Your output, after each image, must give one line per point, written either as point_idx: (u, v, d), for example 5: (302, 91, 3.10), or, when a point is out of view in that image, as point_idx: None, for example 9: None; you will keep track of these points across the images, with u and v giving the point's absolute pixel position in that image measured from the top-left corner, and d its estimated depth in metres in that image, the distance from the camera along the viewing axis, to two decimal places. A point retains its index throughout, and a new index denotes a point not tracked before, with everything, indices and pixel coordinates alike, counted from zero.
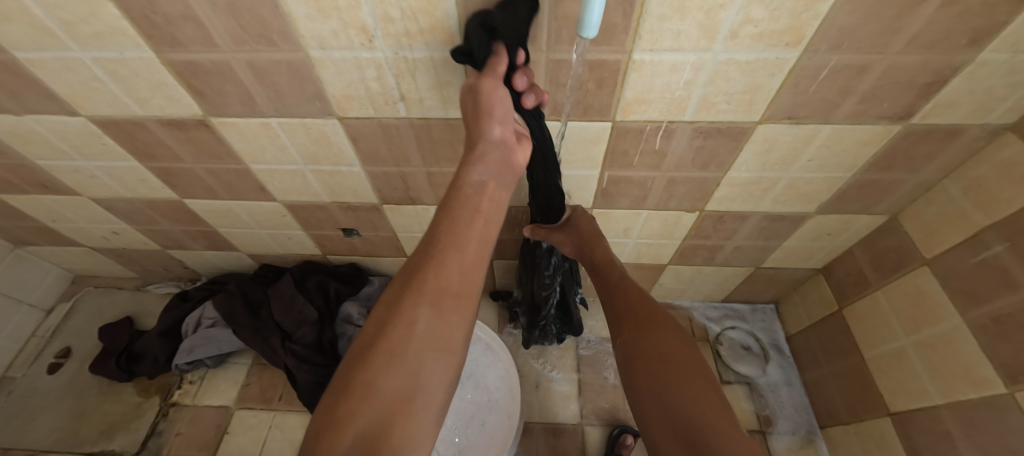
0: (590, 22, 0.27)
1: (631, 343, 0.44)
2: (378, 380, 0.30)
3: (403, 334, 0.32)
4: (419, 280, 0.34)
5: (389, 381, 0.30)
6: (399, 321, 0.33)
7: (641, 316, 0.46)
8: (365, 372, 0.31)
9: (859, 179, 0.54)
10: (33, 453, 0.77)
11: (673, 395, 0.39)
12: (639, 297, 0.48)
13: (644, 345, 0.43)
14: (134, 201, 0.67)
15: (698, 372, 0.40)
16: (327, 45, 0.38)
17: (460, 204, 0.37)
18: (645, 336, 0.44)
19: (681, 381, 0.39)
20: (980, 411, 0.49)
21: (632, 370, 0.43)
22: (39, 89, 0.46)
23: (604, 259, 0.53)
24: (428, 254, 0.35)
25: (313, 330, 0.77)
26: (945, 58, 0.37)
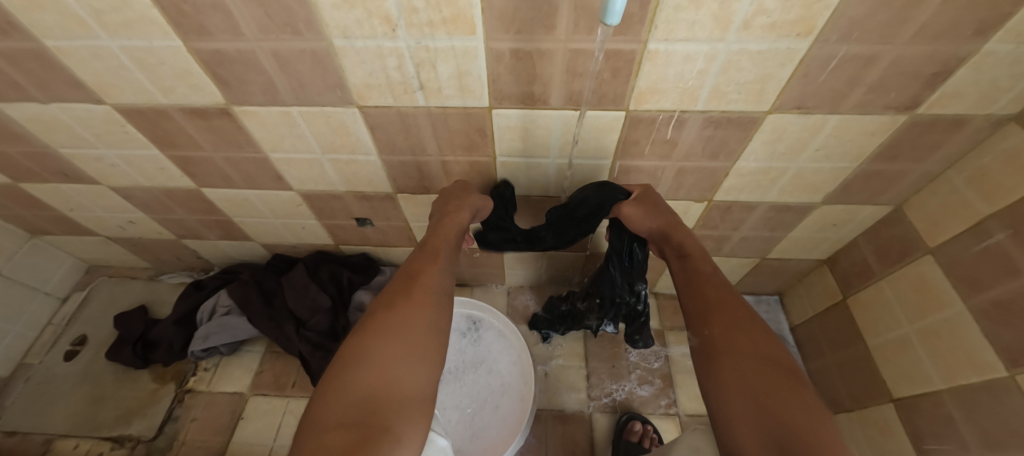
0: (613, 10, 0.30)
1: (719, 337, 0.39)
2: (380, 354, 0.36)
3: (400, 321, 0.39)
4: (416, 282, 0.43)
5: (389, 353, 0.36)
6: (399, 312, 0.40)
7: (733, 310, 0.41)
8: (367, 349, 0.37)
9: (865, 169, 0.55)
10: (53, 436, 0.78)
11: (767, 396, 0.33)
12: (723, 288, 0.44)
13: (731, 340, 0.39)
14: (152, 190, 0.69)
15: (790, 372, 0.35)
16: (350, 34, 0.39)
17: (444, 232, 0.49)
18: (730, 331, 0.39)
19: (773, 381, 0.34)
20: (981, 394, 0.50)
21: (713, 370, 0.38)
22: (66, 77, 0.48)
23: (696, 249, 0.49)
24: (418, 266, 0.45)
25: (327, 317, 0.80)
26: (951, 48, 0.38)
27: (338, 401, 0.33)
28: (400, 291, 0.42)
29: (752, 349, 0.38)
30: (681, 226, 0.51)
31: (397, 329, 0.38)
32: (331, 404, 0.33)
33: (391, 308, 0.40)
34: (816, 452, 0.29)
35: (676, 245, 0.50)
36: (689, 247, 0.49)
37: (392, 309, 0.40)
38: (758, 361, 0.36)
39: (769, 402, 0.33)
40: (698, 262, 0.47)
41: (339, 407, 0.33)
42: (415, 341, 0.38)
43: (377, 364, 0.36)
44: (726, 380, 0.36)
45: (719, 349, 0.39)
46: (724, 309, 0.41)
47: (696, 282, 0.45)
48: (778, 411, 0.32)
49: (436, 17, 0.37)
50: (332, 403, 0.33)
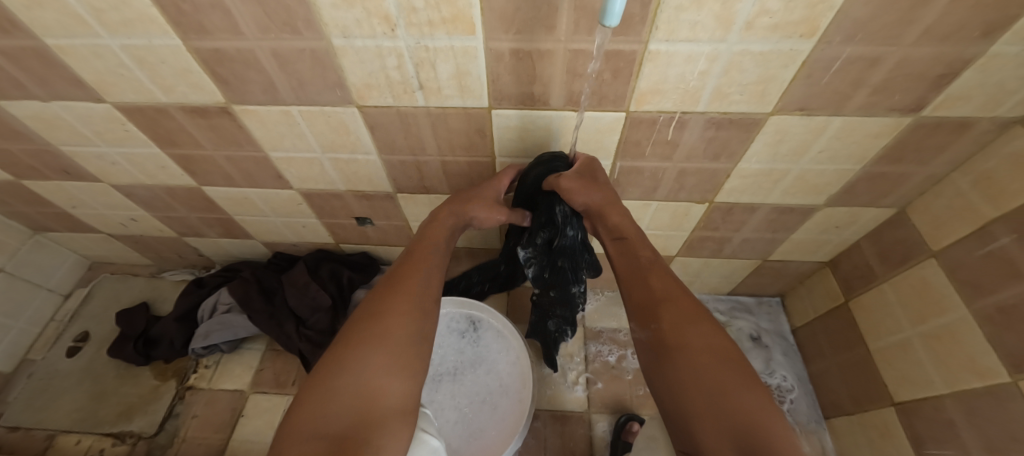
0: (612, 12, 0.29)
1: (669, 332, 0.39)
2: (366, 361, 0.34)
3: (389, 323, 0.37)
4: (405, 282, 0.42)
5: (373, 362, 0.34)
6: (385, 315, 0.38)
7: (683, 303, 0.41)
8: (349, 354, 0.35)
9: (868, 172, 0.54)
10: (55, 432, 0.79)
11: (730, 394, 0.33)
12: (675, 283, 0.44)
13: (688, 334, 0.38)
14: (153, 188, 0.69)
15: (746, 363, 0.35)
16: (349, 33, 0.39)
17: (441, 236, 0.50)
18: (685, 324, 0.39)
19: (732, 379, 0.34)
20: (984, 399, 0.50)
21: (666, 365, 0.37)
22: (67, 76, 0.48)
23: (635, 233, 0.48)
24: (410, 266, 0.45)
25: (327, 317, 0.80)
26: (957, 50, 0.38)
27: (314, 412, 0.31)
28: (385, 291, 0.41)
29: (706, 344, 0.37)
30: (617, 202, 0.50)
31: (385, 334, 0.36)
32: (306, 414, 0.31)
33: (380, 309, 0.39)
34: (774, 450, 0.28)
35: (613, 230, 0.49)
36: (625, 229, 0.49)
37: (379, 312, 0.38)
38: (714, 357, 0.36)
39: (728, 400, 0.33)
40: (636, 246, 0.47)
41: (315, 419, 0.30)
42: (405, 346, 0.36)
43: (361, 373, 0.33)
44: (681, 372, 0.36)
45: (673, 345, 0.38)
46: (675, 301, 0.41)
47: (641, 274, 0.45)
48: (736, 407, 0.32)
49: (435, 17, 0.37)
50: (309, 412, 0.31)
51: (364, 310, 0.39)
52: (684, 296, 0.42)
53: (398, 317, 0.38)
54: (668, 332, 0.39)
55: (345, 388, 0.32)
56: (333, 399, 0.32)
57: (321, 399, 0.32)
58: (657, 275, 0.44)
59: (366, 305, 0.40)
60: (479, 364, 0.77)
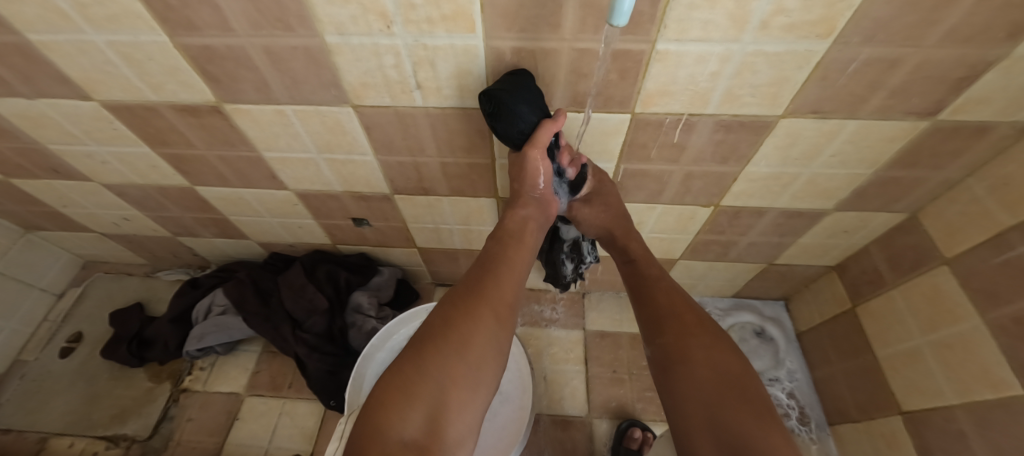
0: (622, 10, 0.28)
1: (674, 348, 0.41)
2: (446, 366, 0.36)
3: (469, 337, 0.38)
4: (478, 293, 0.41)
5: (455, 365, 0.36)
6: (459, 328, 0.38)
7: (685, 317, 0.44)
8: (435, 356, 0.36)
9: (881, 176, 0.53)
10: (48, 435, 0.78)
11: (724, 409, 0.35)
12: (680, 298, 0.47)
13: (690, 350, 0.41)
14: (146, 188, 0.67)
15: (739, 381, 0.37)
16: (345, 30, 0.38)
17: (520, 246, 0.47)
18: (687, 338, 0.42)
19: (737, 394, 0.36)
20: (996, 412, 0.49)
21: (673, 378, 0.40)
22: (52, 73, 0.46)
23: (641, 254, 0.54)
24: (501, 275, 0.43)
25: (324, 319, 0.78)
26: (980, 52, 0.36)
27: (400, 415, 0.33)
28: (457, 303, 0.40)
29: (713, 357, 0.40)
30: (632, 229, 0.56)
31: (464, 347, 0.37)
32: (396, 412, 0.33)
33: (455, 320, 0.39)
34: None
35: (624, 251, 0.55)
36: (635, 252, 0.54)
37: (456, 321, 0.39)
38: (715, 372, 0.38)
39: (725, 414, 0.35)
40: (644, 267, 0.52)
41: (414, 416, 0.33)
42: (481, 360, 0.37)
43: (450, 380, 0.35)
44: (683, 385, 0.39)
45: (681, 358, 0.41)
46: (680, 316, 0.44)
47: (647, 290, 0.49)
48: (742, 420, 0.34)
49: (435, 14, 0.35)
50: (396, 413, 0.33)
51: (455, 313, 0.39)
52: (690, 310, 0.45)
53: (474, 332, 0.38)
54: (673, 348, 0.42)
55: (431, 390, 0.34)
56: (424, 401, 0.34)
57: (408, 396, 0.34)
58: (663, 293, 0.47)
59: (439, 317, 0.40)
60: None
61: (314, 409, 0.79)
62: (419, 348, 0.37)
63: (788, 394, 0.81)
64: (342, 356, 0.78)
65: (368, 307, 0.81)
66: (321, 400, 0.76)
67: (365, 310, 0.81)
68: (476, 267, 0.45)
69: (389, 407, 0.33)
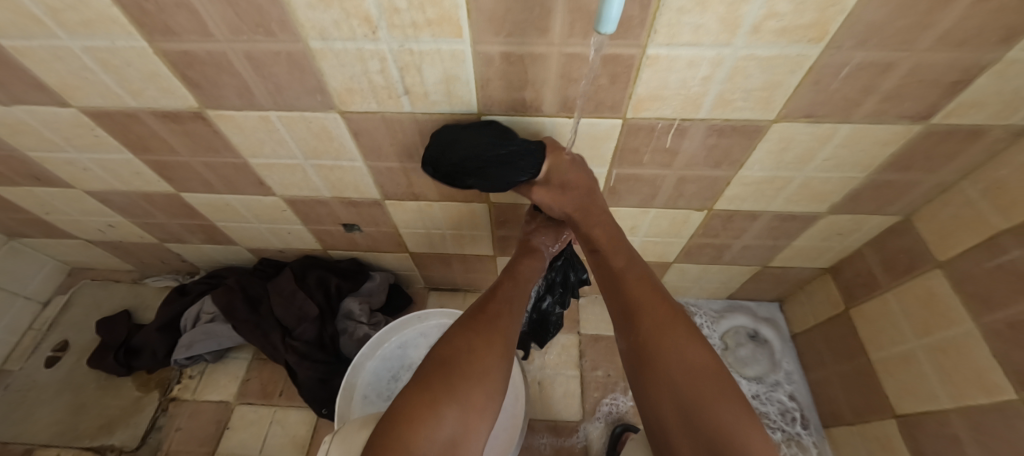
0: (609, 18, 0.27)
1: (651, 341, 0.43)
2: (458, 391, 0.39)
3: (475, 358, 0.42)
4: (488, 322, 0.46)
5: (471, 394, 0.40)
6: (476, 354, 0.43)
7: (663, 310, 0.44)
8: (452, 384, 0.40)
9: (875, 180, 0.52)
10: (33, 446, 0.76)
11: (702, 403, 0.38)
12: (656, 289, 0.47)
13: (668, 344, 0.42)
14: (130, 194, 0.66)
15: (713, 371, 0.40)
16: (327, 35, 0.36)
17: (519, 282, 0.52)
18: (666, 333, 0.43)
19: (711, 387, 0.39)
20: (990, 417, 0.48)
21: (650, 370, 0.42)
22: (27, 79, 0.44)
23: (614, 239, 0.50)
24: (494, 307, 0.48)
25: (314, 327, 0.77)
26: (975, 56, 0.35)
27: (427, 436, 0.36)
28: (471, 329, 0.45)
29: (687, 352, 0.41)
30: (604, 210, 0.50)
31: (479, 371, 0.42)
32: (422, 432, 0.36)
33: (472, 349, 0.43)
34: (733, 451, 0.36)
35: (592, 237, 0.50)
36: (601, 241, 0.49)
37: (474, 351, 0.43)
38: (693, 366, 0.41)
39: (701, 407, 0.38)
40: (612, 257, 0.49)
41: (433, 435, 0.37)
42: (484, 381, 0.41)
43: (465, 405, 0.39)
44: (660, 378, 0.41)
45: (657, 354, 0.42)
46: (655, 309, 0.44)
47: (625, 280, 0.48)
48: (712, 417, 0.37)
49: (420, 19, 0.34)
50: (424, 433, 0.36)
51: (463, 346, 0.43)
52: (666, 303, 0.45)
53: (490, 362, 0.43)
54: (651, 342, 0.43)
55: (448, 415, 0.38)
56: (445, 424, 0.37)
57: (433, 413, 0.37)
58: (641, 284, 0.47)
59: (462, 344, 0.43)
60: None
61: (306, 417, 0.78)
62: (442, 373, 0.40)
63: (788, 396, 0.81)
64: (333, 363, 0.77)
65: (359, 313, 0.80)
66: (313, 409, 0.76)
67: (356, 316, 0.80)
68: (487, 299, 0.50)
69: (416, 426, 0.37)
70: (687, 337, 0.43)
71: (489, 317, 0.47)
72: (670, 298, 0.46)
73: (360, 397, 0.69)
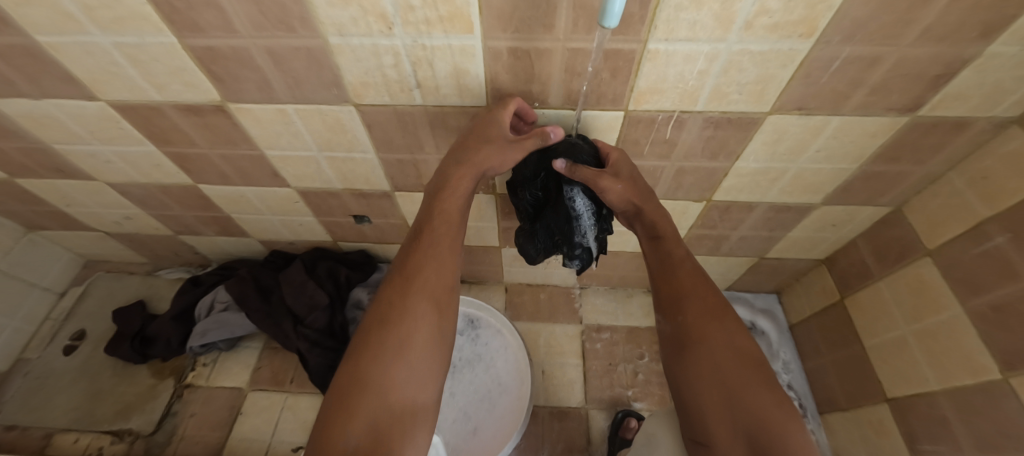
0: (612, 12, 0.29)
1: (693, 327, 0.44)
2: (389, 367, 0.38)
3: (405, 328, 0.41)
4: (406, 282, 0.44)
5: (396, 366, 0.38)
6: (394, 321, 0.41)
7: (707, 300, 0.45)
8: (381, 356, 0.39)
9: (866, 171, 0.55)
10: (52, 431, 0.78)
11: (741, 392, 0.39)
12: (698, 276, 0.47)
13: (711, 333, 0.43)
14: (148, 187, 0.68)
15: (755, 360, 0.41)
16: (346, 32, 0.39)
17: (444, 221, 0.47)
18: (710, 322, 0.44)
19: (750, 377, 0.40)
20: (976, 397, 0.50)
21: (690, 355, 0.43)
22: (59, 74, 0.47)
23: (671, 232, 0.50)
24: (423, 263, 0.45)
25: (325, 315, 0.79)
26: (955, 50, 0.38)
27: (352, 414, 0.35)
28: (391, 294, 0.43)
29: (731, 342, 0.42)
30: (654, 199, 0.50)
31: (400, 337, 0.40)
32: (349, 414, 0.35)
33: (394, 315, 0.41)
34: (778, 441, 0.35)
35: (649, 227, 0.50)
36: (662, 229, 0.50)
37: (392, 315, 0.41)
38: (735, 354, 0.41)
39: (742, 396, 0.39)
40: (671, 245, 0.49)
41: (360, 417, 0.35)
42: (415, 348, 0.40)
43: (392, 378, 0.38)
44: (700, 364, 0.42)
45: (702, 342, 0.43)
46: (700, 298, 0.45)
47: (669, 266, 0.48)
48: (749, 404, 0.38)
49: (433, 15, 0.36)
50: (352, 415, 0.35)
51: (394, 315, 0.42)
52: (709, 293, 0.46)
53: (413, 320, 0.41)
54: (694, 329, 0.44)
55: (369, 393, 0.37)
56: (370, 400, 0.36)
57: (355, 397, 0.36)
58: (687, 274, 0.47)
59: (388, 303, 0.43)
60: (478, 362, 0.76)
61: (316, 404, 0.80)
62: (367, 344, 0.40)
63: (787, 386, 0.83)
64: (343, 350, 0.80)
65: (367, 302, 0.82)
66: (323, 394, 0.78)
67: (365, 306, 0.82)
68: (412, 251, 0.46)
69: (342, 409, 0.36)
70: (731, 329, 0.43)
71: (410, 275, 0.44)
72: (717, 290, 0.46)
73: None
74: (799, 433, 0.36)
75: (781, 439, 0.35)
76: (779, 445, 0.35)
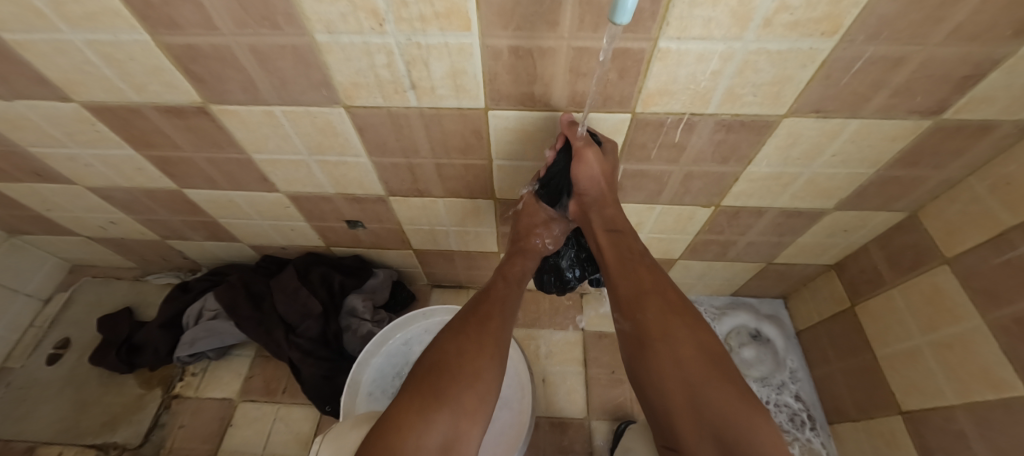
0: (625, 8, 0.27)
1: (655, 323, 0.41)
2: (458, 403, 0.38)
3: (477, 371, 0.40)
4: (476, 326, 0.45)
5: (466, 403, 0.38)
6: (465, 360, 0.41)
7: (669, 296, 0.44)
8: (447, 389, 0.38)
9: (882, 176, 0.52)
10: (36, 444, 0.76)
11: (706, 389, 0.36)
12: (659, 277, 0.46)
13: (674, 329, 0.41)
14: (132, 191, 0.65)
15: (720, 356, 0.39)
16: (334, 29, 0.36)
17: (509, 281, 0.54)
18: (672, 317, 0.42)
19: (716, 372, 0.37)
20: (997, 412, 0.48)
21: (653, 354, 0.40)
22: (29, 74, 0.44)
23: (625, 224, 0.51)
24: (489, 309, 0.47)
25: (318, 324, 0.76)
26: (986, 50, 0.35)
27: (415, 440, 0.34)
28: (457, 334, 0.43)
29: (693, 337, 0.40)
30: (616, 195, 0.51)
31: (474, 376, 0.40)
32: (409, 440, 0.34)
33: (468, 354, 0.41)
34: (746, 441, 0.32)
35: (608, 220, 0.51)
36: (620, 222, 0.51)
37: (463, 353, 0.41)
38: (701, 350, 0.39)
39: (711, 394, 0.35)
40: (630, 240, 0.50)
41: (420, 443, 0.35)
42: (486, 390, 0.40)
43: (456, 414, 0.37)
44: (661, 362, 0.39)
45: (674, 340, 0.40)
46: (661, 294, 0.44)
47: (631, 265, 0.48)
48: (713, 399, 0.35)
49: (428, 12, 0.34)
50: (410, 436, 0.35)
51: (460, 350, 0.41)
52: (671, 289, 0.45)
53: (484, 365, 0.41)
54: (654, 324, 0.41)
55: (436, 423, 0.36)
56: (432, 429, 0.36)
57: (423, 423, 0.36)
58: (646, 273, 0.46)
59: (451, 346, 0.42)
60: None
61: (310, 415, 0.78)
62: (432, 376, 0.39)
63: (794, 397, 0.81)
64: (337, 360, 0.77)
65: (363, 310, 0.80)
66: (317, 407, 0.75)
67: (360, 313, 0.80)
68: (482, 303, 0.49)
69: (399, 433, 0.35)
70: (692, 323, 0.41)
71: (484, 320, 0.46)
72: (676, 287, 0.45)
73: (364, 394, 0.69)
74: (766, 433, 0.33)
75: (750, 440, 0.32)
76: (746, 445, 0.32)
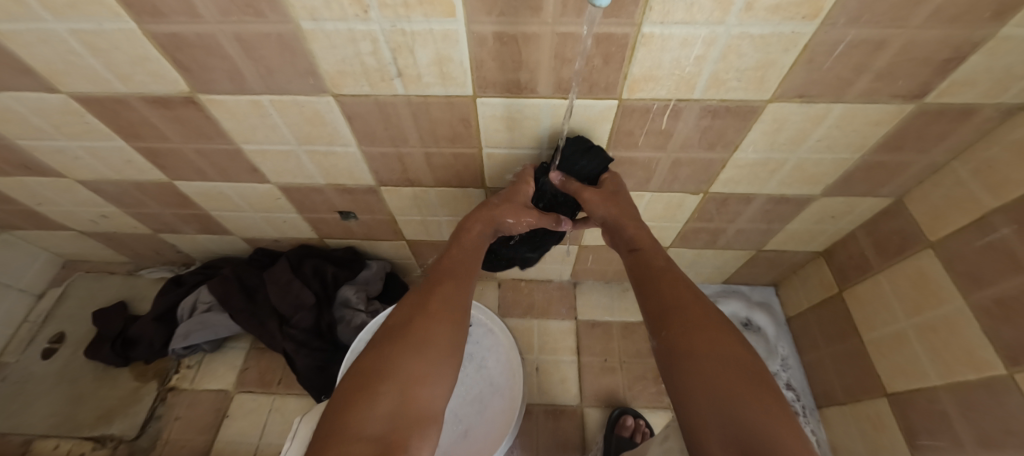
0: None
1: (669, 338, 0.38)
2: (404, 374, 0.36)
3: (427, 335, 0.40)
4: (431, 296, 0.44)
5: (415, 372, 0.37)
6: (421, 328, 0.40)
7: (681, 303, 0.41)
8: (402, 359, 0.37)
9: (867, 161, 0.53)
10: (32, 437, 0.76)
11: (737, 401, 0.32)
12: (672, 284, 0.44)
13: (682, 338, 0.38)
14: (122, 184, 0.65)
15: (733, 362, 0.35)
16: (318, 16, 0.36)
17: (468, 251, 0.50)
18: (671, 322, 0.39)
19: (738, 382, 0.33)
20: (979, 393, 0.49)
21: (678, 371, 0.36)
22: (14, 64, 0.44)
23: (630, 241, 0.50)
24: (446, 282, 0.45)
25: (311, 315, 0.77)
26: (967, 32, 0.35)
27: (362, 414, 0.34)
28: (419, 308, 0.42)
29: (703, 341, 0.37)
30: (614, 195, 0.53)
31: (425, 344, 0.39)
32: (352, 415, 0.34)
33: (414, 323, 0.41)
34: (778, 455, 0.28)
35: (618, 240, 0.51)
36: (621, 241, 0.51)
37: (413, 325, 0.40)
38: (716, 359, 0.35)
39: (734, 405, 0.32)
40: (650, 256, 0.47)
41: (368, 417, 0.34)
42: (438, 360, 0.39)
43: (403, 383, 0.36)
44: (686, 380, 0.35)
45: (679, 352, 0.37)
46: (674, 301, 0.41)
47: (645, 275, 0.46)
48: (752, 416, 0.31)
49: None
50: (359, 411, 0.34)
51: (415, 324, 0.40)
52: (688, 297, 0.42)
53: (434, 329, 0.40)
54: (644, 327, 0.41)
55: (385, 392, 0.35)
56: (379, 401, 0.35)
57: (369, 396, 0.35)
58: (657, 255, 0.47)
59: (402, 319, 0.42)
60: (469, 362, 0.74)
61: (305, 406, 0.78)
62: (383, 349, 0.39)
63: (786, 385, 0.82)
64: (331, 351, 0.78)
65: (357, 300, 0.80)
66: (313, 396, 0.76)
67: (353, 304, 0.80)
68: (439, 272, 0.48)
69: (347, 409, 0.35)
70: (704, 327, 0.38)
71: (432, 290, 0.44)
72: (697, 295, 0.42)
73: None
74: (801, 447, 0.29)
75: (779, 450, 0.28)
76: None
